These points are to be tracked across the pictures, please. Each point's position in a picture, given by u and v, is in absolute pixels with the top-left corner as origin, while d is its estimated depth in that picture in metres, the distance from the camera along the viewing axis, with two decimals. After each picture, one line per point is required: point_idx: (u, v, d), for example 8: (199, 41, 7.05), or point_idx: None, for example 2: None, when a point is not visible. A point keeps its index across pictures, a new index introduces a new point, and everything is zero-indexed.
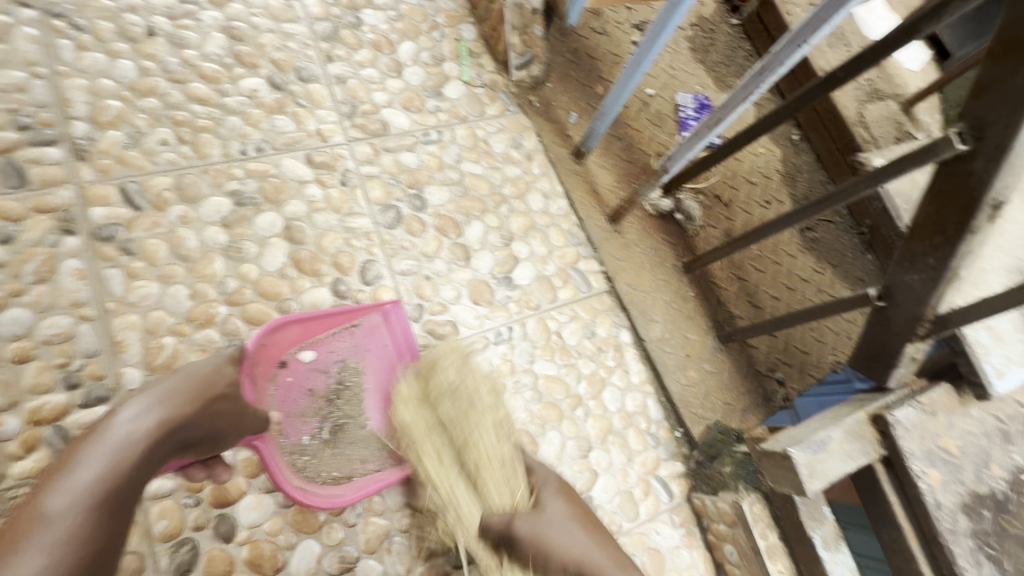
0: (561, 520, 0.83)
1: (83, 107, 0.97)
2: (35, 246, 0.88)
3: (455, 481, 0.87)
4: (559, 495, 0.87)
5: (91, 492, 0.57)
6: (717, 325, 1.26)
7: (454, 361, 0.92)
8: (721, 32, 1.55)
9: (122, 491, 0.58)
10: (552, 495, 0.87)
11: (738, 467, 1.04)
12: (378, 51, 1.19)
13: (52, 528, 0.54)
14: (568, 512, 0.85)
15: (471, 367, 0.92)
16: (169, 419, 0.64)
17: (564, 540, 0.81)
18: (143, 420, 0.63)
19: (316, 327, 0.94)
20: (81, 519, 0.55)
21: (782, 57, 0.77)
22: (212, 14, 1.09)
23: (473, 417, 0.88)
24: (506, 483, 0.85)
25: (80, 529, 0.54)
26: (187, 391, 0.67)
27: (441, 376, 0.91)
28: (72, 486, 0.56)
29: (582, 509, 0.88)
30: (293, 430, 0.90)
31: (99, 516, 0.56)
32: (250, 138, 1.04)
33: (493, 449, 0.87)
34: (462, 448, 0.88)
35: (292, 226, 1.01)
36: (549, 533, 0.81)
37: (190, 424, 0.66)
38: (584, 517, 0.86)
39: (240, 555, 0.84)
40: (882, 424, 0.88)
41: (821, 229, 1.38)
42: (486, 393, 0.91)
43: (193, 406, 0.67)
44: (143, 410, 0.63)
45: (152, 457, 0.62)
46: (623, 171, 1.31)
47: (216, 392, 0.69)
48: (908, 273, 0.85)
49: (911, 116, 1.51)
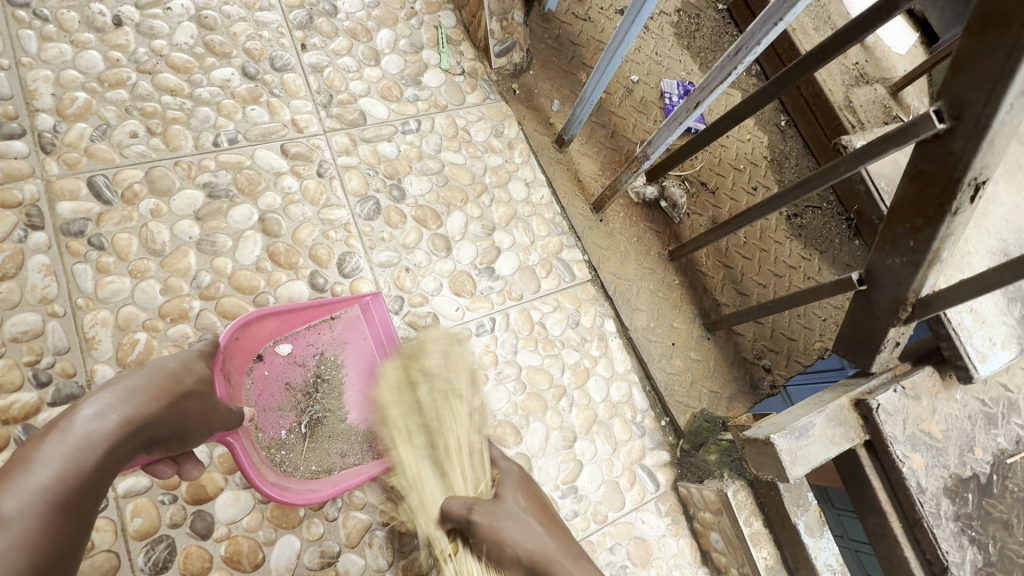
0: (518, 513, 0.77)
1: (48, 99, 0.94)
2: (2, 241, 0.86)
3: (422, 469, 0.86)
4: (522, 492, 0.82)
5: (49, 493, 0.53)
6: (702, 313, 1.24)
7: (438, 347, 0.89)
8: (707, 17, 1.53)
9: (83, 492, 0.55)
10: (515, 491, 0.82)
11: (723, 455, 1.06)
12: (354, 39, 1.17)
13: (5, 529, 0.50)
14: (528, 508, 0.79)
15: (456, 354, 0.89)
16: (135, 417, 0.61)
17: (521, 533, 0.75)
18: (107, 418, 0.59)
19: (294, 320, 0.93)
20: (38, 521, 0.51)
21: (758, 36, 0.76)
22: (183, 3, 1.07)
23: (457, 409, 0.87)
24: (471, 475, 0.85)
25: (37, 532, 0.51)
26: (154, 388, 0.65)
27: (425, 361, 0.88)
28: (29, 486, 0.52)
29: (542, 504, 0.82)
30: (270, 424, 0.89)
31: (58, 518, 0.53)
32: (223, 130, 1.02)
33: (464, 437, 0.86)
34: (433, 436, 0.86)
35: (267, 219, 0.99)
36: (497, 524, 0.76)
37: (158, 422, 0.63)
38: (541, 511, 0.80)
39: (218, 552, 0.83)
40: (865, 409, 0.87)
41: (808, 215, 1.37)
42: (465, 377, 0.89)
43: (160, 404, 0.64)
44: (107, 406, 0.60)
45: (116, 456, 0.59)
46: (607, 159, 1.28)
47: (182, 390, 0.67)
48: (889, 256, 0.84)
49: (899, 100, 1.50)
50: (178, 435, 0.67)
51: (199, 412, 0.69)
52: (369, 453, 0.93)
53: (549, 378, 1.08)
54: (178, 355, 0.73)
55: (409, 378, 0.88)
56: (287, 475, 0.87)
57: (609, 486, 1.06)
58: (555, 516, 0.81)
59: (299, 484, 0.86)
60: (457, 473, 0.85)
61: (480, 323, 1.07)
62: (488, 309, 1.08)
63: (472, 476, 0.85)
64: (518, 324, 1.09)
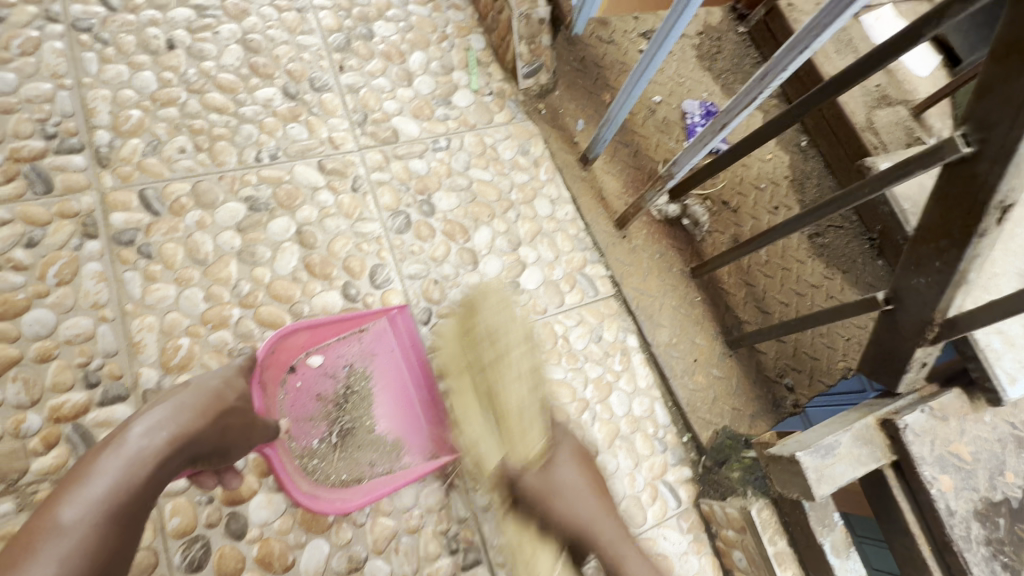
0: (574, 482, 0.91)
1: (106, 117, 1.00)
2: (59, 250, 0.91)
3: (474, 422, 0.92)
4: (576, 459, 0.93)
5: (103, 506, 0.56)
6: (724, 331, 1.25)
7: (489, 306, 0.94)
8: (728, 40, 1.57)
9: (132, 506, 0.58)
10: (570, 460, 0.92)
11: (746, 472, 1.06)
12: (388, 61, 1.22)
13: (64, 539, 0.53)
14: (583, 477, 0.92)
15: (510, 313, 0.94)
16: (181, 434, 0.64)
17: (572, 508, 0.89)
18: (156, 435, 0.62)
19: (324, 333, 0.95)
20: (93, 532, 0.55)
21: (784, 63, 0.78)
22: (230, 27, 1.13)
23: (510, 369, 0.90)
24: (520, 435, 0.89)
25: (90, 543, 0.54)
26: (199, 406, 0.67)
27: (481, 320, 0.93)
28: (85, 499, 0.56)
29: (591, 468, 0.95)
30: (303, 433, 0.92)
31: (110, 530, 0.56)
32: (265, 146, 1.07)
33: (518, 398, 0.89)
34: (489, 395, 0.90)
35: (304, 231, 1.04)
36: (552, 495, 0.89)
37: (202, 439, 0.66)
38: (592, 480, 0.93)
39: (250, 553, 0.85)
40: (892, 429, 0.87)
41: (830, 235, 1.38)
42: (520, 335, 0.93)
43: (205, 421, 0.66)
44: (155, 424, 0.63)
45: (164, 472, 0.61)
46: (630, 177, 1.31)
47: (225, 407, 0.69)
48: (915, 276, 0.85)
49: (921, 121, 1.51)
50: (221, 450, 0.69)
51: (240, 427, 0.71)
52: (399, 464, 0.95)
53: (571, 392, 1.10)
54: (221, 370, 0.75)
55: (466, 339, 0.94)
56: (319, 484, 0.89)
57: (631, 500, 1.06)
58: (604, 485, 0.95)
59: (329, 493, 0.88)
60: (507, 428, 0.89)
61: None
62: None
63: (535, 439, 0.90)
64: (542, 337, 1.12)
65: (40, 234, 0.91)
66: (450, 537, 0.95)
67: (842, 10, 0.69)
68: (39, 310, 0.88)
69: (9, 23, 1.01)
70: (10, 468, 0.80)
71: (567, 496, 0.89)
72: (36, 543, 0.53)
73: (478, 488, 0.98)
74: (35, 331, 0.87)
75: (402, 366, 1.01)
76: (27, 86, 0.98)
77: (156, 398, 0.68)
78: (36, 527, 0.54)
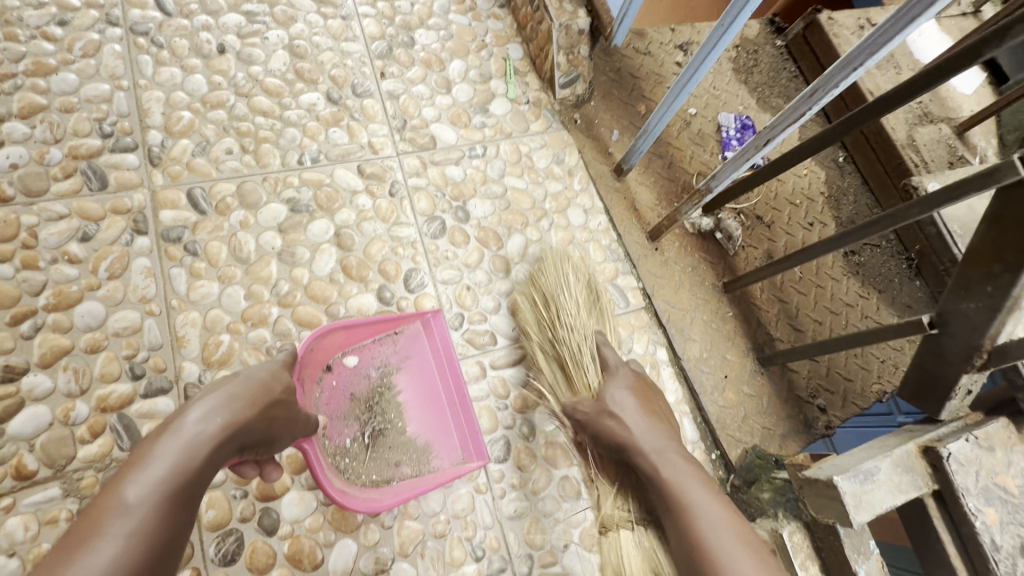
0: (623, 403, 0.87)
1: (159, 117, 1.04)
2: (110, 245, 0.95)
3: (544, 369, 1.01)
4: (631, 387, 0.91)
5: (165, 485, 0.57)
6: (756, 347, 1.22)
7: (555, 270, 1.06)
8: (765, 52, 1.56)
9: (191, 487, 0.59)
10: (624, 385, 0.91)
11: (777, 493, 1.03)
12: (428, 69, 1.24)
13: (129, 517, 0.53)
14: (635, 399, 0.89)
15: (568, 272, 1.06)
16: (234, 421, 0.65)
17: (615, 425, 0.85)
18: (210, 421, 0.63)
19: (360, 334, 0.97)
20: (156, 510, 0.55)
21: (837, 80, 0.76)
22: (278, 33, 1.16)
23: (570, 316, 1.00)
24: (576, 369, 0.97)
25: (155, 520, 0.54)
26: (249, 396, 0.68)
27: (546, 280, 1.05)
28: (148, 479, 0.56)
29: (649, 399, 0.90)
30: (336, 432, 0.93)
31: (173, 508, 0.56)
32: (307, 150, 1.09)
33: (576, 338, 0.98)
34: (554, 342, 1.00)
35: (342, 234, 1.06)
36: (602, 416, 0.87)
37: (252, 427, 0.67)
38: (649, 407, 0.88)
39: (281, 549, 0.87)
40: (933, 456, 0.85)
41: (866, 253, 1.36)
42: (581, 289, 1.04)
43: (254, 411, 0.68)
44: (210, 411, 0.64)
45: (218, 456, 0.62)
46: (664, 189, 1.30)
47: (271, 399, 0.71)
48: (964, 301, 0.82)
49: (965, 140, 1.48)
50: (266, 440, 0.71)
51: (285, 417, 0.73)
52: (427, 467, 0.96)
53: None
54: (264, 366, 0.77)
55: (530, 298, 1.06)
56: (350, 485, 0.88)
57: None
58: (663, 416, 0.88)
59: (360, 495, 0.87)
60: (571, 365, 0.97)
61: None
62: None
63: (592, 372, 0.96)
64: None
65: (94, 230, 0.94)
66: (475, 543, 0.95)
67: (903, 26, 0.67)
68: (91, 303, 0.91)
69: (72, 25, 1.05)
70: (58, 454, 0.83)
71: (618, 418, 0.86)
72: (101, 520, 0.53)
73: (504, 496, 0.98)
74: (86, 323, 0.90)
75: (433, 369, 1.02)
76: (87, 87, 1.02)
77: (205, 389, 0.69)
78: (100, 506, 0.54)
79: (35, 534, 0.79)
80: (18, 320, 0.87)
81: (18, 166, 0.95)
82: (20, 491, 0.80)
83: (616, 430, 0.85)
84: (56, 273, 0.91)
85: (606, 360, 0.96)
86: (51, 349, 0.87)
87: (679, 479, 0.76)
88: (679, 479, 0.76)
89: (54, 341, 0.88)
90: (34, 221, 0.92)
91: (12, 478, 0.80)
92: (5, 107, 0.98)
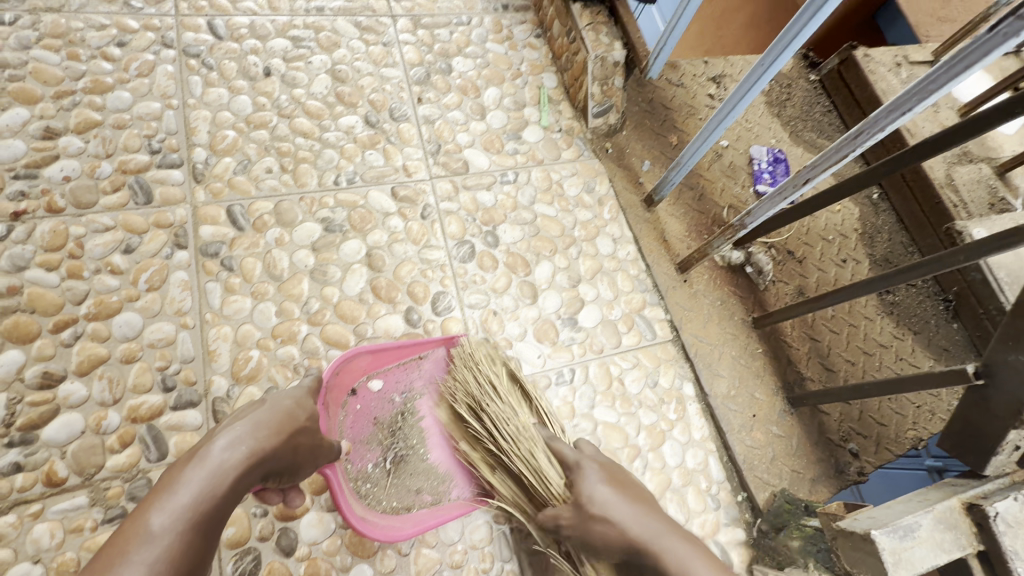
0: (604, 499, 0.75)
1: (204, 135, 1.08)
2: (152, 257, 0.97)
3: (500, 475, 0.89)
4: (606, 478, 0.78)
5: (191, 512, 0.56)
6: (786, 386, 1.19)
7: (472, 367, 0.95)
8: (799, 87, 1.56)
9: (214, 515, 0.58)
10: (595, 477, 0.79)
11: (807, 542, 0.99)
12: (464, 95, 1.26)
13: (152, 545, 0.53)
14: (611, 487, 0.77)
15: (489, 366, 0.95)
16: (259, 449, 0.65)
17: (607, 529, 0.73)
18: (236, 449, 0.63)
19: (385, 357, 0.97)
20: (181, 538, 0.55)
21: (882, 123, 0.75)
22: (322, 58, 1.20)
23: (510, 418, 0.88)
24: (541, 483, 0.83)
25: (180, 548, 0.54)
26: (275, 424, 0.68)
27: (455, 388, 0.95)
28: (173, 505, 0.56)
29: (626, 484, 0.78)
30: (359, 456, 0.92)
31: (194, 536, 0.56)
32: (344, 171, 1.12)
33: (525, 445, 0.86)
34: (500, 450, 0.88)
35: (373, 254, 1.07)
36: (586, 521, 0.75)
37: (277, 455, 0.67)
38: (630, 493, 0.77)
39: (298, 570, 0.86)
40: (979, 515, 0.81)
41: (901, 293, 1.32)
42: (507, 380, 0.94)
43: (279, 439, 0.68)
44: (237, 438, 0.64)
45: (242, 484, 0.62)
46: (694, 221, 1.29)
47: (298, 426, 0.71)
48: (1012, 352, 0.79)
49: (1006, 180, 1.44)
50: (290, 466, 0.71)
51: (310, 444, 0.73)
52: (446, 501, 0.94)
53: (624, 437, 1.07)
54: (293, 390, 0.77)
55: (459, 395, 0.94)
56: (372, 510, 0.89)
57: None
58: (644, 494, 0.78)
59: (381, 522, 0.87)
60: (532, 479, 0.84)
61: (560, 372, 1.08)
62: (569, 359, 1.10)
63: (552, 475, 0.82)
64: (597, 377, 1.10)
65: (137, 242, 0.97)
66: None
67: (954, 75, 0.65)
68: (129, 313, 0.93)
69: (130, 46, 1.11)
70: (88, 463, 0.84)
71: (602, 512, 0.74)
72: (125, 548, 0.52)
73: (522, 528, 0.96)
74: (123, 333, 0.92)
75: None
76: (139, 105, 1.07)
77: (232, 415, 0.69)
78: (126, 532, 0.54)
79: (60, 542, 0.79)
80: (59, 328, 0.90)
81: (70, 178, 0.99)
82: (48, 498, 0.81)
83: (608, 533, 0.73)
84: (98, 283, 0.94)
85: (563, 458, 0.83)
86: (89, 357, 0.89)
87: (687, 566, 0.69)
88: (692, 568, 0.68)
89: (91, 350, 0.90)
90: (82, 232, 0.96)
91: (42, 484, 0.81)
92: (62, 121, 1.02)
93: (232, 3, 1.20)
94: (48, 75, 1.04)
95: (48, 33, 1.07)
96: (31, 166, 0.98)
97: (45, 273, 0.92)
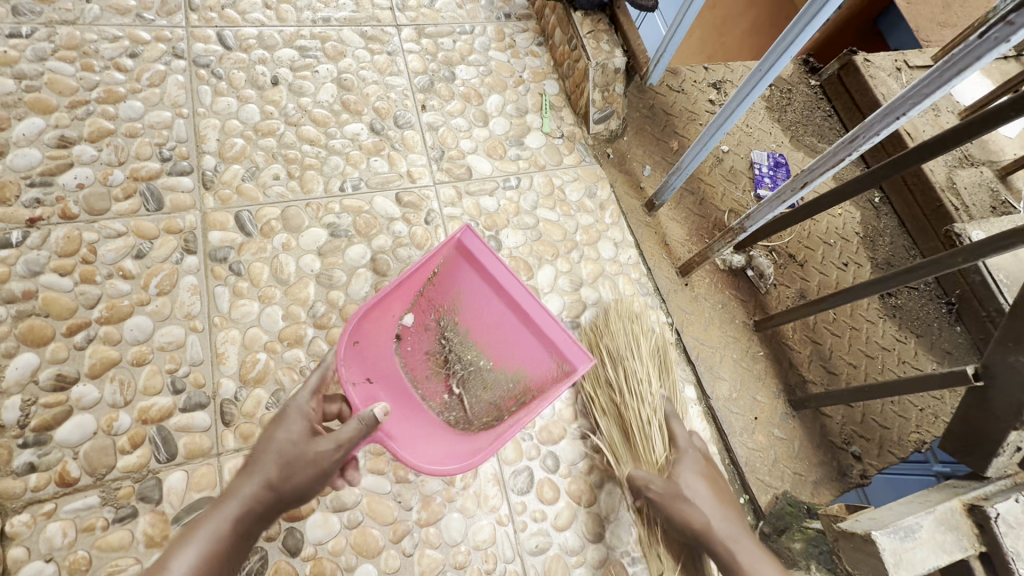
0: (698, 491, 0.90)
1: (214, 143, 1.10)
2: (162, 262, 0.99)
3: (608, 427, 1.02)
4: (703, 478, 0.92)
5: (197, 569, 0.67)
6: (788, 389, 1.20)
7: (623, 325, 1.09)
8: (799, 92, 1.57)
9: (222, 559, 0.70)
10: (695, 471, 0.93)
11: (810, 544, 1.00)
12: (467, 102, 1.29)
13: None
14: (706, 484, 0.92)
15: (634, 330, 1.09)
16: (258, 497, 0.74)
17: (692, 513, 0.87)
18: (241, 499, 0.74)
19: (406, 294, 0.94)
20: None
21: (878, 127, 0.76)
22: (328, 67, 1.23)
23: (640, 383, 1.03)
24: (645, 445, 0.98)
25: None
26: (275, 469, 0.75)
27: (613, 336, 1.08)
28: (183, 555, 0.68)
29: (718, 485, 0.93)
30: (432, 391, 0.98)
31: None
32: (349, 177, 1.14)
33: (646, 411, 1.00)
34: (620, 404, 1.02)
35: (378, 259, 1.09)
36: (677, 501, 0.89)
37: (281, 495, 0.75)
38: (719, 493, 0.91)
39: (303, 569, 0.87)
40: (981, 516, 0.81)
41: (904, 296, 1.32)
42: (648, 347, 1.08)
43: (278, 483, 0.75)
44: (244, 487, 0.74)
45: (242, 530, 0.73)
46: (695, 225, 1.30)
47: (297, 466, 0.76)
48: (1012, 354, 0.80)
49: (1008, 183, 1.44)
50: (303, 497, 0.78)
51: (307, 475, 0.76)
52: (530, 392, 0.93)
53: None
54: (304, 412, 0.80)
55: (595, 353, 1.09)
56: (451, 451, 0.88)
57: None
58: (730, 498, 0.92)
59: (462, 455, 0.86)
60: (640, 440, 0.98)
61: None
62: None
63: (659, 445, 0.98)
64: None
65: (148, 247, 1.00)
66: None
67: (949, 79, 0.66)
68: (140, 317, 0.95)
69: (142, 57, 1.14)
70: (100, 463, 0.86)
71: (691, 498, 0.89)
72: None
73: (525, 529, 0.97)
74: (134, 336, 0.94)
75: (493, 295, 0.97)
76: (151, 114, 1.10)
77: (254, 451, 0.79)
78: None
79: (72, 540, 0.81)
80: (73, 331, 0.92)
81: (84, 186, 1.01)
82: (61, 497, 0.83)
83: (690, 515, 0.87)
84: (110, 287, 0.96)
85: (675, 438, 0.98)
86: (101, 360, 0.91)
87: (754, 566, 0.82)
88: (755, 566, 0.82)
89: (103, 353, 0.92)
90: (94, 238, 0.98)
91: (56, 484, 0.83)
92: (77, 131, 1.05)
93: (241, 14, 1.23)
94: (63, 86, 1.07)
95: (63, 46, 1.10)
96: (46, 174, 1.01)
97: (59, 277, 0.94)
